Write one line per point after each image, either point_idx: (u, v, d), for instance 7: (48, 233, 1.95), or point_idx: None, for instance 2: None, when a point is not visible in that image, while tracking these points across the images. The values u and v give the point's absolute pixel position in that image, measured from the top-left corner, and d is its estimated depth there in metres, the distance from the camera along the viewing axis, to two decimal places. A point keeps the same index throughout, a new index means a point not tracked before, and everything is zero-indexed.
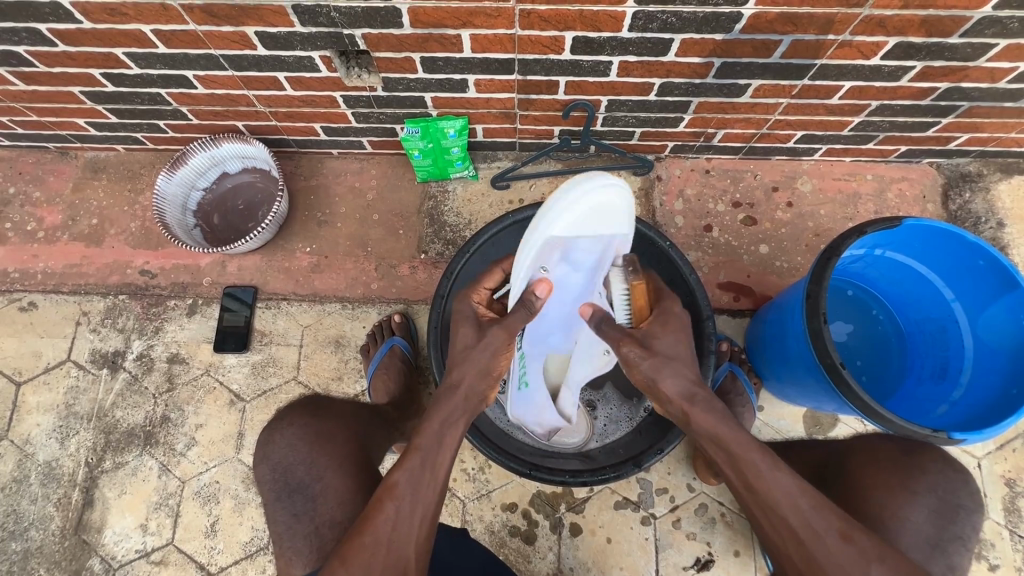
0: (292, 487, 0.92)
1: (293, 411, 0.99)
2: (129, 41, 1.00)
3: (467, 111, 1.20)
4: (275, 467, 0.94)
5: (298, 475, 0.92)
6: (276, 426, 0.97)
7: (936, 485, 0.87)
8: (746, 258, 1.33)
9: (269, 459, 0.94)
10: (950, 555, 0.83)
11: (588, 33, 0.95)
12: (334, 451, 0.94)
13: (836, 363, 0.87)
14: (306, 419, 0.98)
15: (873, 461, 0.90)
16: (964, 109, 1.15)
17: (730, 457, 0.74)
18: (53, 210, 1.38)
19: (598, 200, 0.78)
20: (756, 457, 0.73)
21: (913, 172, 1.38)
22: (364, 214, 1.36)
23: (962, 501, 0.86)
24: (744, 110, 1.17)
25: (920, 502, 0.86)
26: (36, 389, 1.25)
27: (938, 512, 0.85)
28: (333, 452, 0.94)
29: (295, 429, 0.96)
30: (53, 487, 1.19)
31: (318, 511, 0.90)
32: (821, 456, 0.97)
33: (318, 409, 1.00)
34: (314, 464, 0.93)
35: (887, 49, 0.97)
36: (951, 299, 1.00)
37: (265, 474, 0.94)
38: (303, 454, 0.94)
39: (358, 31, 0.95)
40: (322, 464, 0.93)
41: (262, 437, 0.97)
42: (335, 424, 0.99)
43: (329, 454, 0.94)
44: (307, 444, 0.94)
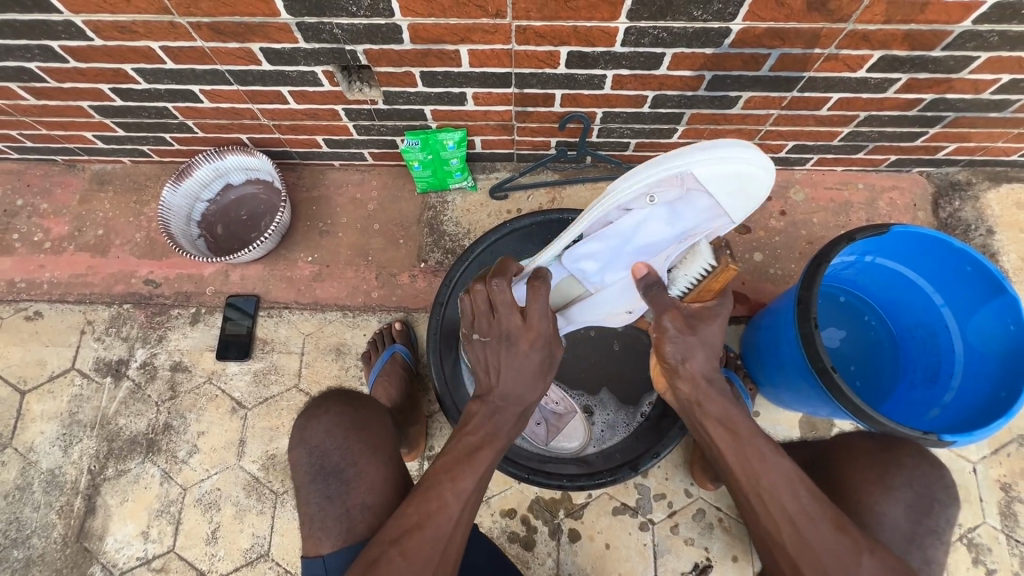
0: (328, 470, 0.91)
1: (330, 399, 0.97)
2: (138, 58, 1.04)
3: (465, 123, 1.23)
4: (312, 451, 0.92)
5: (334, 460, 0.91)
6: (313, 412, 0.95)
7: (918, 481, 0.86)
8: (741, 266, 1.35)
9: (307, 443, 0.93)
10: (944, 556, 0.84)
11: (582, 49, 0.98)
12: (369, 438, 0.94)
13: (827, 367, 0.89)
14: (342, 407, 0.96)
15: (852, 453, 0.91)
16: (950, 120, 1.18)
17: (735, 441, 0.76)
18: (60, 222, 1.41)
19: (726, 166, 0.69)
20: (761, 443, 0.76)
21: (904, 181, 1.40)
22: (365, 224, 1.38)
23: (937, 494, 0.86)
24: (735, 121, 1.20)
25: (908, 502, 0.85)
26: (40, 397, 1.27)
27: (915, 507, 0.84)
28: (369, 439, 0.94)
29: (332, 415, 0.94)
30: (56, 495, 1.20)
31: (350, 495, 0.89)
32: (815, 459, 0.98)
33: (353, 397, 0.99)
34: (350, 449, 0.92)
35: (872, 62, 1.00)
36: (940, 304, 1.01)
37: (302, 457, 0.92)
38: (339, 440, 0.93)
39: (360, 47, 0.99)
40: (357, 450, 0.92)
41: (300, 422, 0.95)
42: (370, 413, 0.98)
43: (364, 441, 0.93)
44: (342, 432, 0.93)
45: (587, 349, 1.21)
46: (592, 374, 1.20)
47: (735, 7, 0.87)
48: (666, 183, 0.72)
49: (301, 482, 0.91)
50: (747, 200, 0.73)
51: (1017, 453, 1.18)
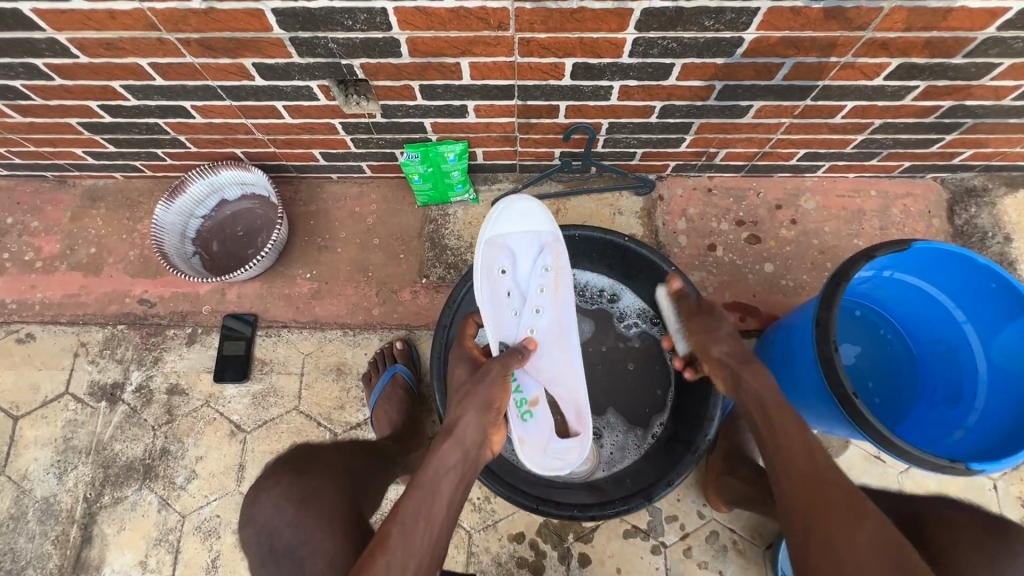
0: (279, 551, 0.83)
1: (281, 470, 0.91)
2: (126, 74, 1.00)
3: (466, 135, 1.19)
4: (261, 530, 0.85)
5: (285, 539, 0.83)
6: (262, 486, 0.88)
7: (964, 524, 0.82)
8: (751, 278, 1.31)
9: (255, 523, 0.86)
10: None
11: (588, 60, 0.94)
12: (321, 511, 0.84)
13: (849, 392, 0.85)
14: (293, 477, 0.89)
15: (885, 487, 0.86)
16: (968, 126, 1.14)
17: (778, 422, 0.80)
18: (51, 240, 1.37)
19: (512, 217, 1.04)
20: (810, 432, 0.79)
21: (918, 187, 1.37)
22: (364, 239, 1.35)
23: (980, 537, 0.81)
24: (746, 130, 1.16)
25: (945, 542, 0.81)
26: (33, 423, 1.23)
27: None
28: (321, 511, 0.84)
29: (281, 489, 0.87)
30: (51, 524, 1.17)
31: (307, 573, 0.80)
32: None
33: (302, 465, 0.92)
34: (300, 526, 0.83)
35: (890, 70, 0.96)
36: (962, 320, 0.98)
37: (250, 537, 0.86)
38: (289, 517, 0.84)
39: (357, 61, 0.95)
40: (310, 525, 0.83)
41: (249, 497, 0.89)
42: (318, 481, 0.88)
43: (316, 514, 0.84)
44: (292, 506, 0.85)
45: (600, 368, 1.19)
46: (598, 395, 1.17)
47: (749, 16, 0.83)
48: (491, 252, 1.01)
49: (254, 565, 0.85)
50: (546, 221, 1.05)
51: None
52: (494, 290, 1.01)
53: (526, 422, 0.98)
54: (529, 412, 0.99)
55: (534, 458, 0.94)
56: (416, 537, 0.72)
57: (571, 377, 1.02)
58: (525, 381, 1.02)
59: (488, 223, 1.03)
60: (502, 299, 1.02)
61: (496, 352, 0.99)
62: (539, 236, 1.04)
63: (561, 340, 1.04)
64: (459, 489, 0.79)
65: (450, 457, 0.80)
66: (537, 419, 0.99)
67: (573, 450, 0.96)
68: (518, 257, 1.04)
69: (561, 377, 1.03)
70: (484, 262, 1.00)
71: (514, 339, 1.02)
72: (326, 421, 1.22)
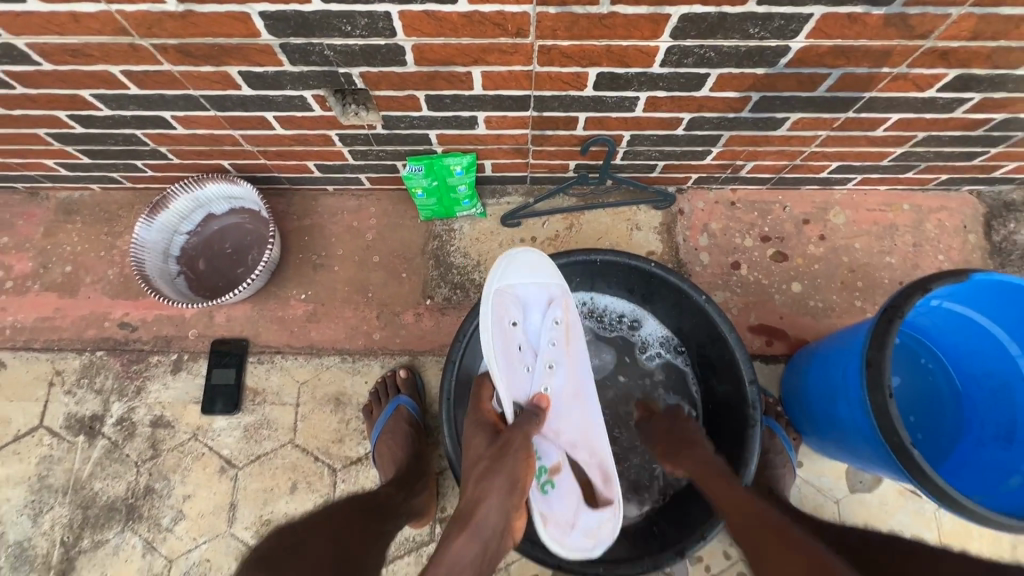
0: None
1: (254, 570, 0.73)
2: (96, 83, 0.89)
3: (475, 147, 1.09)
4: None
5: None
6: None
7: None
8: (778, 298, 1.23)
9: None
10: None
11: (614, 69, 0.84)
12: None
13: (906, 444, 0.77)
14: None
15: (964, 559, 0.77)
16: (1017, 139, 1.06)
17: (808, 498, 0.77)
18: (22, 258, 1.26)
19: (521, 268, 1.00)
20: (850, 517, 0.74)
21: (953, 200, 1.28)
22: (363, 256, 1.25)
23: None
24: (778, 143, 1.07)
25: None
26: (4, 460, 1.14)
27: None
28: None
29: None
30: (25, 571, 1.08)
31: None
32: None
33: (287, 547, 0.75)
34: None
35: (945, 81, 0.88)
36: (1017, 355, 0.89)
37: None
38: None
39: (356, 69, 0.85)
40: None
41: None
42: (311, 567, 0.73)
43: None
44: None
45: (618, 400, 1.13)
46: (621, 429, 1.11)
47: (800, 24, 0.74)
48: (500, 304, 0.97)
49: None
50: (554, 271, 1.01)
51: None
52: (503, 344, 0.96)
53: (548, 494, 0.91)
54: (550, 482, 0.92)
55: (558, 535, 0.85)
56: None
57: (591, 441, 0.97)
58: (543, 448, 0.96)
59: (493, 273, 0.99)
60: (513, 353, 0.97)
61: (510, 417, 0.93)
62: (549, 288, 1.01)
63: (579, 401, 1.00)
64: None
65: (465, 551, 0.72)
66: (559, 489, 0.92)
67: (606, 522, 0.87)
68: (527, 308, 1.01)
69: (580, 439, 0.97)
70: (493, 313, 0.96)
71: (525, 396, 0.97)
72: (324, 456, 1.13)
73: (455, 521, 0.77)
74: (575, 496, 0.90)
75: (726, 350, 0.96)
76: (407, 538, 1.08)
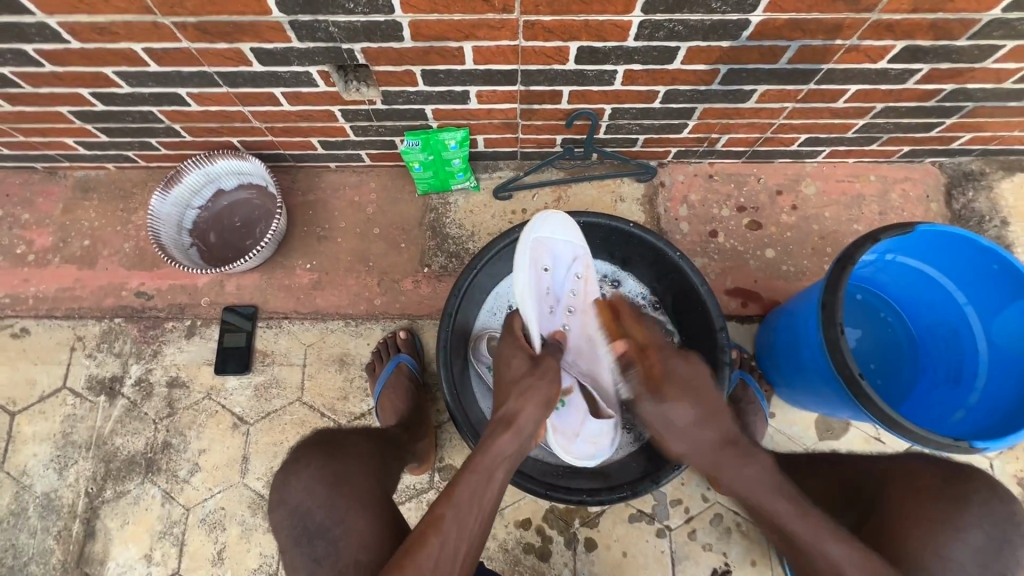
0: (311, 532, 0.80)
1: (310, 450, 0.87)
2: (120, 60, 0.97)
3: (468, 122, 1.17)
4: (293, 512, 0.81)
5: (317, 519, 0.80)
6: (291, 467, 0.84)
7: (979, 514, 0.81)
8: (753, 263, 1.31)
9: (286, 504, 0.82)
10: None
11: (593, 43, 0.93)
12: (354, 492, 0.83)
13: (855, 374, 0.86)
14: (324, 459, 0.85)
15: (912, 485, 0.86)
16: (968, 110, 1.15)
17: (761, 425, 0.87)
18: (43, 233, 1.34)
19: (553, 227, 1.07)
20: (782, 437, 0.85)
21: (917, 171, 1.37)
22: (364, 228, 1.33)
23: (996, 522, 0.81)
24: (748, 115, 1.16)
25: (953, 524, 0.80)
26: (31, 419, 1.22)
27: (968, 533, 0.80)
28: (355, 492, 0.83)
29: (312, 470, 0.83)
30: (53, 520, 1.16)
31: (340, 553, 0.78)
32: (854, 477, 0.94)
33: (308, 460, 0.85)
34: (334, 506, 0.81)
35: (894, 53, 0.96)
36: (963, 303, 1.00)
37: (281, 520, 0.82)
38: (323, 497, 0.82)
39: (357, 45, 0.93)
40: (343, 506, 0.81)
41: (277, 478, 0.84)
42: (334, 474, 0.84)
43: (349, 495, 0.82)
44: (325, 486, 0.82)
45: None
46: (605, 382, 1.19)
47: None
48: (537, 250, 1.06)
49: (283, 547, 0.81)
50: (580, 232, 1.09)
51: None
52: (534, 287, 1.06)
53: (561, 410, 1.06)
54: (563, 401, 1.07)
55: (569, 444, 1.02)
56: (469, 520, 0.76)
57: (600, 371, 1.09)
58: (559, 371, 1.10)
59: (534, 221, 1.05)
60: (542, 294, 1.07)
61: (536, 345, 1.02)
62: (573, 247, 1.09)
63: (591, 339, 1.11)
64: (508, 474, 0.84)
65: (507, 447, 0.83)
66: (570, 406, 1.07)
67: (606, 433, 1.05)
68: (558, 257, 1.09)
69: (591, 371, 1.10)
70: (529, 258, 1.04)
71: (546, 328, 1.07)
72: (330, 412, 1.21)
73: (499, 422, 0.86)
74: (583, 410, 1.06)
75: (700, 301, 1.08)
76: (408, 486, 1.17)
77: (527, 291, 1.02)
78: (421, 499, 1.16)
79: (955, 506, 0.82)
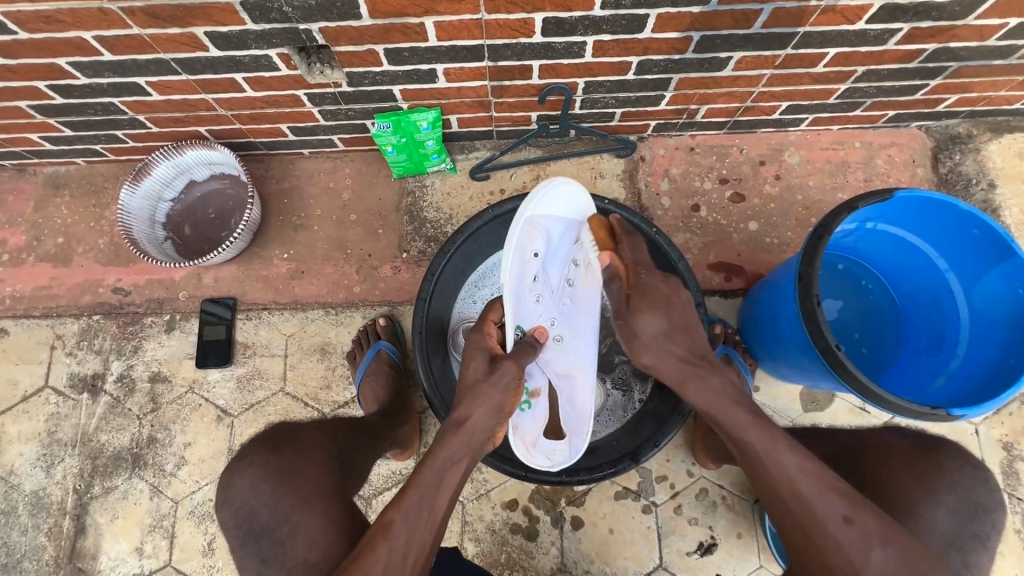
0: (258, 531, 0.80)
1: (256, 447, 0.86)
2: (71, 50, 0.94)
3: (438, 102, 1.14)
4: (238, 512, 0.81)
5: (263, 519, 0.80)
6: (236, 467, 0.84)
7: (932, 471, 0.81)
8: (736, 237, 1.29)
9: (230, 505, 0.82)
10: (968, 553, 0.78)
11: (558, 14, 0.89)
12: (300, 488, 0.82)
13: (831, 345, 0.85)
14: (269, 455, 0.84)
15: (887, 454, 0.85)
16: (953, 70, 1.11)
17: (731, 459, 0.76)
18: (16, 231, 1.32)
19: (552, 203, 1.01)
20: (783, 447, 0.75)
21: (902, 136, 1.34)
22: (341, 215, 1.31)
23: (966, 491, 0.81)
24: (726, 84, 1.13)
25: (929, 497, 0.80)
26: (15, 419, 1.22)
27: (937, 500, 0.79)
28: (301, 488, 0.82)
29: (256, 468, 0.82)
30: (43, 517, 1.17)
31: (288, 555, 0.78)
32: (831, 451, 0.92)
33: (277, 449, 0.85)
34: (279, 505, 0.80)
35: (873, 12, 0.93)
36: (945, 269, 1.00)
37: (227, 521, 0.82)
38: (266, 495, 0.81)
39: (315, 25, 0.89)
40: (288, 505, 0.80)
41: (222, 479, 0.84)
42: (306, 458, 0.85)
43: (306, 488, 0.81)
44: (269, 484, 0.82)
45: None
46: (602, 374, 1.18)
47: None
48: (529, 233, 1.00)
49: (233, 548, 0.82)
50: (581, 208, 1.03)
51: (1019, 411, 1.16)
52: (521, 271, 1.02)
53: (524, 412, 1.01)
54: (529, 402, 1.02)
55: (526, 451, 0.99)
56: (420, 524, 0.72)
57: (578, 375, 1.02)
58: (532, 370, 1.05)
59: (530, 201, 0.99)
60: (527, 282, 1.03)
61: (512, 345, 1.01)
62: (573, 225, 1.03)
63: (577, 336, 1.04)
64: (463, 478, 0.80)
65: (456, 450, 0.80)
66: (535, 411, 1.02)
67: (563, 449, 1.00)
68: (557, 239, 1.03)
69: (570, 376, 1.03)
70: (519, 239, 0.99)
71: (529, 322, 1.05)
72: (313, 402, 1.21)
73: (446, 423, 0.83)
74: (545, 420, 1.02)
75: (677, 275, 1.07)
76: (394, 472, 1.17)
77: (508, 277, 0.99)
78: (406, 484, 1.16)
79: (931, 477, 0.81)
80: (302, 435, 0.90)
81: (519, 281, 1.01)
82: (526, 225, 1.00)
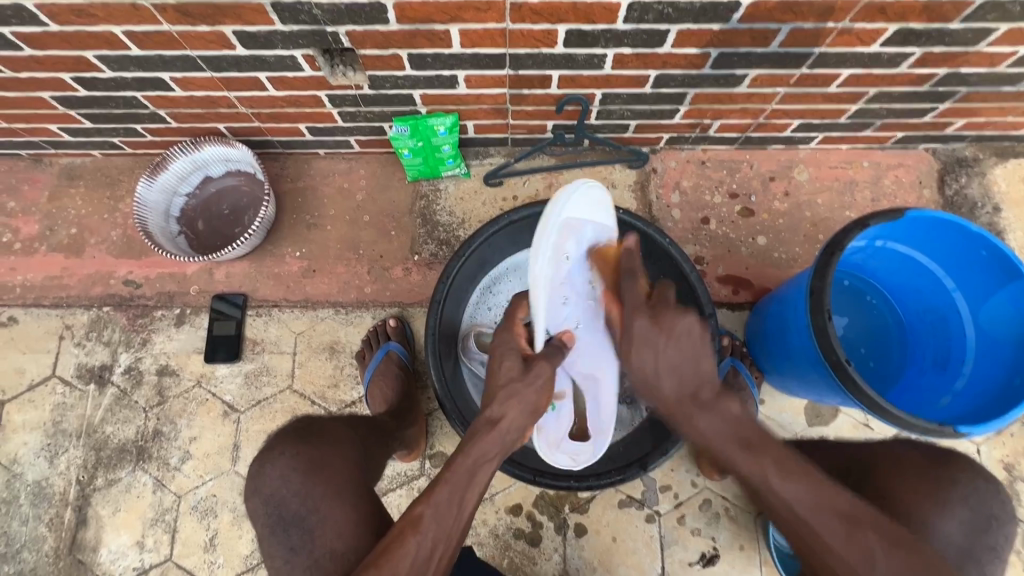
0: (288, 520, 0.80)
1: (284, 439, 0.86)
2: (99, 44, 0.96)
3: (456, 108, 1.16)
4: (268, 501, 0.82)
5: (293, 508, 0.80)
6: (266, 456, 0.84)
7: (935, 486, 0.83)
8: (745, 250, 1.31)
9: (261, 493, 0.82)
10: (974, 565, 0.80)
11: (582, 26, 0.91)
12: (331, 479, 0.82)
13: (842, 359, 0.86)
14: (298, 447, 0.85)
15: (899, 466, 0.87)
16: (962, 95, 1.13)
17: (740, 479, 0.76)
18: (29, 221, 1.33)
19: (584, 205, 0.97)
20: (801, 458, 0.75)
21: (910, 157, 1.36)
22: (354, 216, 1.32)
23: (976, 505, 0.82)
24: (740, 100, 1.15)
25: (937, 510, 0.81)
26: (21, 407, 1.22)
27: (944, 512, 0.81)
28: (331, 479, 0.82)
29: (286, 458, 0.83)
30: (44, 507, 1.16)
31: (316, 543, 0.78)
32: (842, 461, 0.93)
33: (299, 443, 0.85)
34: (309, 495, 0.80)
35: (887, 36, 0.95)
36: (952, 288, 1.01)
37: (257, 508, 0.82)
38: (297, 486, 0.81)
39: (342, 28, 0.91)
40: (316, 495, 0.80)
41: (254, 467, 0.84)
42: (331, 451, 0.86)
43: (326, 482, 0.81)
44: (300, 474, 0.82)
45: None
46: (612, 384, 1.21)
47: None
48: (562, 235, 0.95)
49: (261, 535, 0.82)
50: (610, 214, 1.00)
51: (1020, 432, 1.17)
52: (553, 274, 0.95)
53: (548, 413, 1.02)
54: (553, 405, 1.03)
55: (549, 450, 1.01)
56: (448, 521, 0.72)
57: (603, 374, 1.02)
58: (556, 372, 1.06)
59: (564, 202, 0.94)
60: (557, 286, 0.96)
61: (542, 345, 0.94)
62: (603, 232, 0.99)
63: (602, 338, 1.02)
64: (491, 474, 0.79)
65: (480, 440, 0.78)
66: (559, 412, 1.03)
67: (587, 450, 1.02)
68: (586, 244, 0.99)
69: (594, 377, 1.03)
70: (552, 241, 0.94)
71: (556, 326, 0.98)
72: (320, 400, 1.22)
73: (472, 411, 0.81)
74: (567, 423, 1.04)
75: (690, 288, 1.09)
76: (399, 473, 1.17)
77: (542, 281, 0.92)
78: (411, 486, 1.16)
79: (942, 489, 0.83)
80: (329, 432, 0.91)
81: (550, 284, 0.95)
82: (560, 228, 0.94)
